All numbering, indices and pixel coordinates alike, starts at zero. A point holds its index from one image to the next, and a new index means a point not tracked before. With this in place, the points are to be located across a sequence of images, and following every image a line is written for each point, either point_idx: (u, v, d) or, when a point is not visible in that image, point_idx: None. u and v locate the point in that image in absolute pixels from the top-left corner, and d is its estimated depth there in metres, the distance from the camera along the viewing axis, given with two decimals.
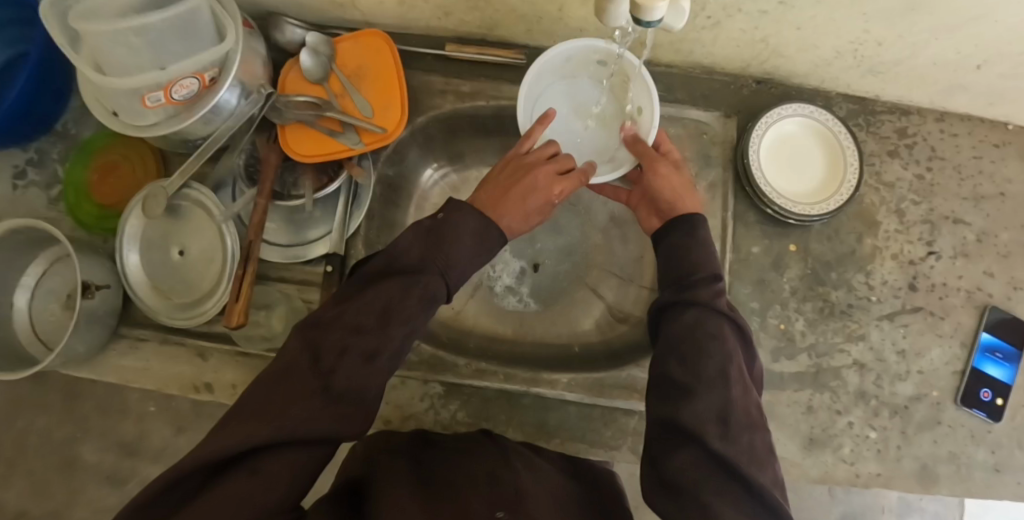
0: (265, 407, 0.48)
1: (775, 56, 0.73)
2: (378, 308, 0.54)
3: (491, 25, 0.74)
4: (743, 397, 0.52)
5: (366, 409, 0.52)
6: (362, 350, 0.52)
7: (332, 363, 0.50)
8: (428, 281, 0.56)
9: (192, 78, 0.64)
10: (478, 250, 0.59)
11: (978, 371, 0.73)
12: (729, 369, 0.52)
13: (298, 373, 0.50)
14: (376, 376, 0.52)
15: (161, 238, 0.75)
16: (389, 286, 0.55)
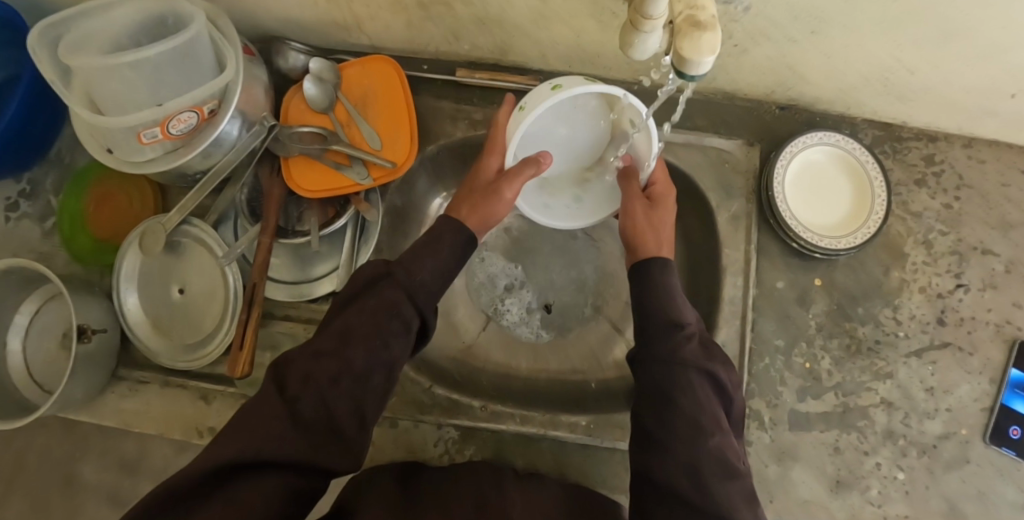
0: (229, 435, 0.48)
1: (802, 82, 0.70)
2: (340, 329, 0.55)
3: (504, 50, 0.71)
4: (726, 445, 0.51)
5: (338, 433, 0.51)
6: (325, 370, 0.52)
7: (296, 386, 0.51)
8: (386, 293, 0.57)
9: (190, 112, 0.60)
10: (439, 254, 0.61)
11: (1007, 408, 0.70)
12: (701, 422, 0.51)
13: (262, 400, 0.51)
14: (345, 397, 0.52)
15: (160, 274, 0.71)
16: (350, 308, 0.56)
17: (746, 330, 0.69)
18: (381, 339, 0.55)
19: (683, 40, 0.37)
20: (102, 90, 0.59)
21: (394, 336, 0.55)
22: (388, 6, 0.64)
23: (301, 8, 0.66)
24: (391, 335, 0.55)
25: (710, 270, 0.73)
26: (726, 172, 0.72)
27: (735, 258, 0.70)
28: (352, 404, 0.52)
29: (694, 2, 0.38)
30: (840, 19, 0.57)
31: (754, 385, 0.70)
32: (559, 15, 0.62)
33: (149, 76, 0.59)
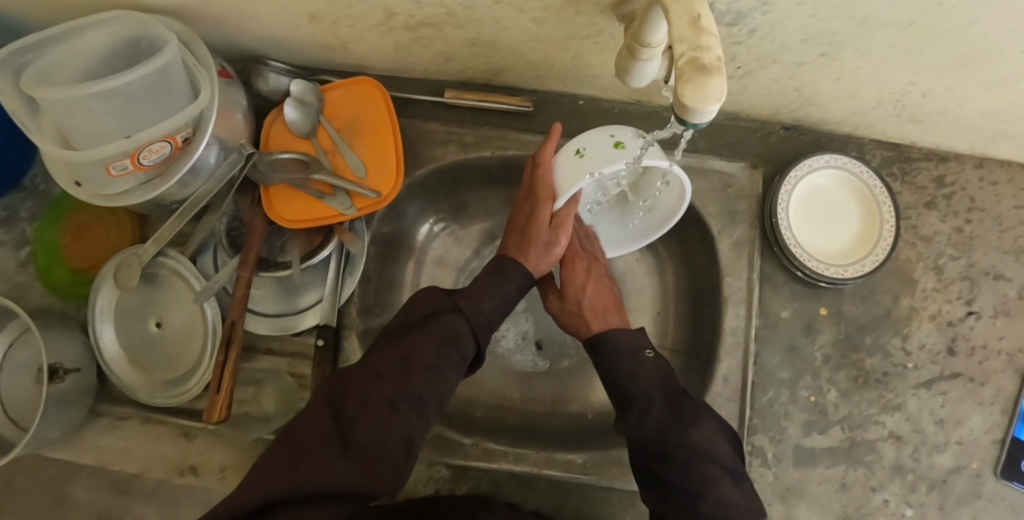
0: (283, 460, 0.45)
1: (809, 104, 0.67)
2: (400, 354, 0.52)
3: (496, 71, 0.68)
4: (726, 497, 0.51)
5: (392, 463, 0.48)
6: (384, 395, 0.49)
7: (354, 409, 0.48)
8: (451, 323, 0.54)
9: (163, 141, 0.57)
10: (499, 285, 0.58)
11: (1020, 440, 0.67)
12: (694, 491, 0.51)
13: (315, 424, 0.47)
14: (403, 426, 0.49)
15: (138, 309, 0.69)
16: (413, 334, 0.53)
17: (749, 363, 0.66)
18: (442, 370, 0.52)
19: (686, 86, 0.33)
20: (69, 122, 0.56)
21: (454, 370, 0.53)
22: (374, 27, 0.60)
23: (284, 29, 0.63)
24: (450, 366, 0.53)
25: (712, 299, 0.70)
26: (729, 197, 0.69)
27: (738, 287, 0.67)
28: (408, 434, 0.49)
29: (698, 42, 0.34)
30: (853, 43, 0.53)
31: (758, 419, 0.67)
32: (554, 37, 0.58)
33: (118, 105, 0.56)
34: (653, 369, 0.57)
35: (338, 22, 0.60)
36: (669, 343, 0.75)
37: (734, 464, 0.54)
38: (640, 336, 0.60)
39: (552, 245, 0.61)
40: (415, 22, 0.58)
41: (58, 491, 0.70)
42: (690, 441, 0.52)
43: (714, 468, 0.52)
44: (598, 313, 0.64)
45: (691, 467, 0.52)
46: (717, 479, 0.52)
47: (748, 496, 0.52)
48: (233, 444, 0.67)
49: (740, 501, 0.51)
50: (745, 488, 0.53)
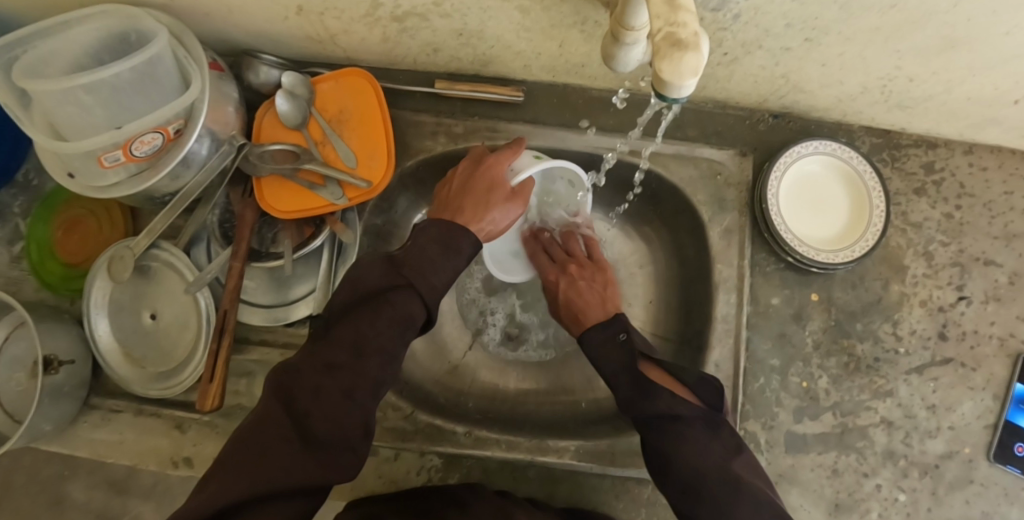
0: (242, 462, 0.45)
1: (796, 91, 0.67)
2: (351, 340, 0.52)
3: (484, 62, 0.68)
4: (701, 447, 0.54)
5: (352, 448, 0.50)
6: (339, 384, 0.50)
7: (308, 402, 0.49)
8: (400, 301, 0.54)
9: (154, 133, 0.57)
10: (447, 257, 0.58)
11: (1011, 425, 0.67)
12: (666, 441, 0.55)
13: (270, 422, 0.48)
14: (359, 412, 0.50)
15: (131, 301, 0.69)
16: (362, 317, 0.53)
17: (740, 350, 0.66)
18: (392, 349, 0.53)
19: (663, 62, 0.33)
20: (59, 115, 0.56)
21: (404, 344, 0.54)
22: (361, 18, 0.61)
23: (273, 22, 0.63)
24: (403, 344, 0.53)
25: (703, 287, 0.70)
26: (719, 185, 0.70)
27: (728, 274, 0.68)
28: (365, 418, 0.51)
29: (675, 18, 0.34)
30: (837, 28, 0.54)
31: (749, 406, 0.68)
32: (540, 26, 0.58)
33: (109, 97, 0.57)
34: (620, 350, 0.62)
35: (326, 13, 0.60)
36: (661, 331, 0.75)
37: (709, 414, 0.57)
38: (619, 321, 0.65)
39: (506, 213, 0.64)
40: (401, 13, 0.59)
41: (55, 484, 0.70)
42: (660, 408, 0.55)
43: (686, 427, 0.55)
44: (580, 310, 0.70)
45: (665, 429, 0.55)
46: (688, 436, 0.55)
47: (723, 442, 0.55)
48: (226, 435, 0.68)
49: (713, 451, 0.54)
50: (721, 435, 0.56)
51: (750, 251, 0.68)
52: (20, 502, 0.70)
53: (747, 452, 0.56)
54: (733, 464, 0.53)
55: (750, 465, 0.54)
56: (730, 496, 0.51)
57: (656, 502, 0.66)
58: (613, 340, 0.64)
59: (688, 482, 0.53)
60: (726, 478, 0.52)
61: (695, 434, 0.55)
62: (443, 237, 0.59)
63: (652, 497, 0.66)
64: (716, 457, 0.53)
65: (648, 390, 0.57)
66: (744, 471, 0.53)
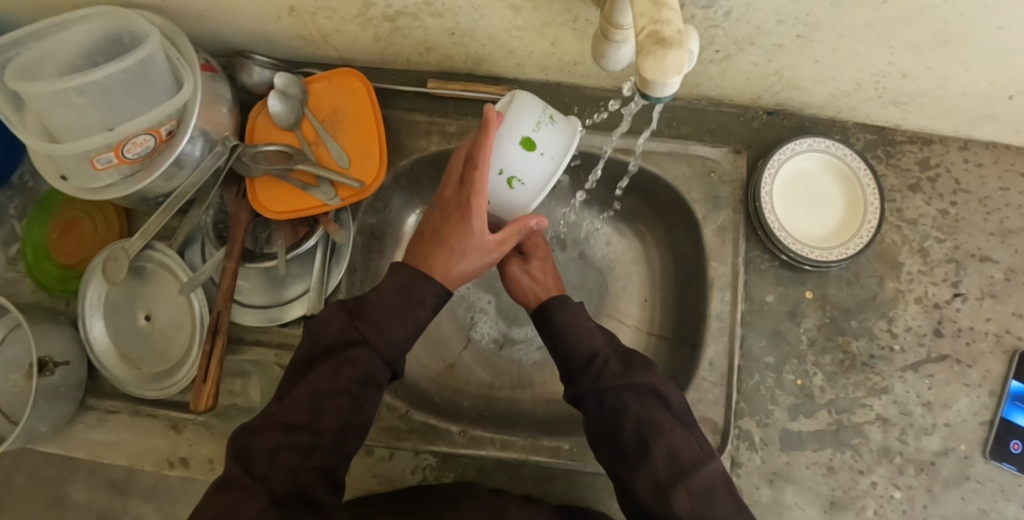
0: None
1: (790, 88, 0.67)
2: (309, 398, 0.53)
3: (477, 61, 0.68)
4: (678, 441, 0.54)
5: (317, 505, 0.51)
6: (297, 446, 0.51)
7: (266, 466, 0.50)
8: (360, 357, 0.54)
9: (146, 135, 0.57)
10: (409, 310, 0.56)
11: (1007, 421, 0.67)
12: (647, 435, 0.54)
13: (230, 486, 0.50)
14: (320, 470, 0.52)
15: (127, 302, 0.69)
16: (320, 374, 0.54)
17: (734, 348, 0.66)
18: (354, 404, 0.54)
19: (646, 60, 0.33)
20: (52, 117, 0.57)
21: (366, 400, 0.54)
22: (353, 18, 0.61)
23: (265, 22, 0.63)
24: (364, 399, 0.54)
25: (697, 285, 0.70)
26: (713, 183, 0.69)
27: (722, 272, 0.67)
28: (327, 474, 0.52)
29: (658, 16, 0.34)
30: (829, 24, 0.54)
31: (744, 403, 0.68)
32: (532, 24, 0.58)
33: (100, 99, 0.57)
34: (601, 335, 0.61)
35: (318, 13, 0.60)
36: (656, 329, 0.75)
37: (686, 416, 0.57)
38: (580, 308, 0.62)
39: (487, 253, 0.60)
40: (393, 12, 0.59)
41: (53, 485, 0.71)
42: (645, 388, 0.57)
43: (667, 421, 0.55)
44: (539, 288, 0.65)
45: (646, 415, 0.55)
46: (668, 425, 0.55)
47: (699, 442, 0.55)
48: (222, 435, 0.68)
49: (693, 447, 0.54)
50: (697, 436, 0.56)
51: (744, 248, 0.68)
52: (18, 503, 0.70)
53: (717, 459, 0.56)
54: (705, 465, 0.53)
55: (722, 473, 0.54)
56: (698, 494, 0.51)
57: None
58: (588, 325, 0.61)
59: (655, 473, 0.53)
60: (695, 477, 0.52)
61: (674, 429, 0.55)
62: (406, 283, 0.57)
63: None
64: (689, 454, 0.54)
65: (637, 368, 0.58)
66: (720, 475, 0.54)
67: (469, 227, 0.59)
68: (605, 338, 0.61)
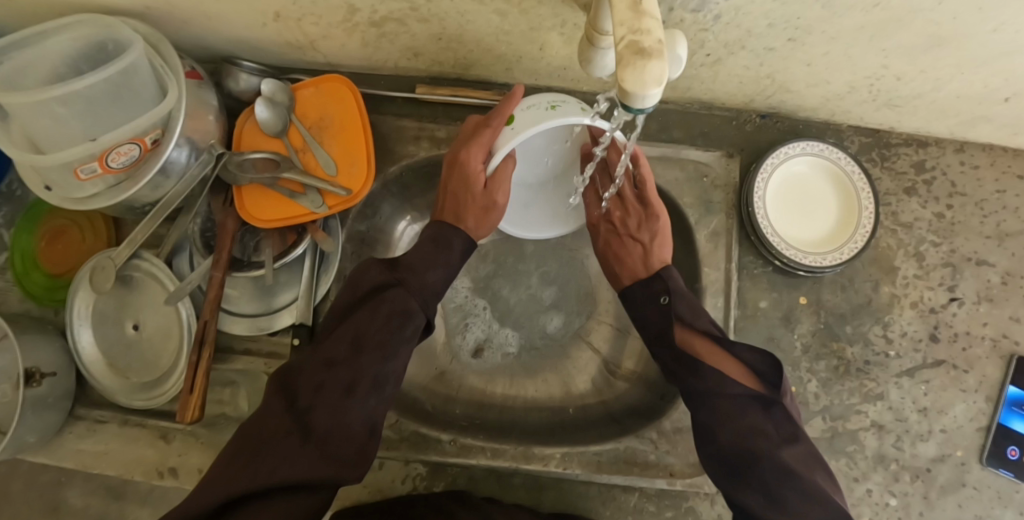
0: (244, 456, 0.46)
1: (784, 91, 0.66)
2: (350, 336, 0.52)
3: (466, 66, 0.67)
4: (754, 426, 0.52)
5: (358, 446, 0.49)
6: (338, 380, 0.50)
7: (308, 399, 0.49)
8: (396, 296, 0.54)
9: (131, 144, 0.57)
10: (438, 253, 0.59)
11: (1005, 427, 0.66)
12: (713, 424, 0.53)
13: (271, 418, 0.48)
14: (361, 409, 0.50)
15: (115, 312, 0.69)
16: (360, 313, 0.53)
17: None
18: (392, 344, 0.52)
19: (625, 70, 0.32)
20: (35, 126, 0.56)
21: (404, 341, 0.53)
22: (338, 24, 0.60)
23: (251, 29, 0.63)
24: (402, 340, 0.53)
25: (690, 291, 0.69)
26: (705, 188, 0.69)
27: (715, 278, 0.67)
28: (368, 415, 0.50)
29: (638, 25, 0.33)
30: (820, 27, 0.53)
31: None
32: (519, 29, 0.58)
33: (84, 108, 0.56)
34: (661, 314, 0.60)
35: (303, 19, 0.60)
36: None
37: (763, 392, 0.55)
38: (657, 282, 0.62)
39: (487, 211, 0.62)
40: (379, 18, 0.58)
41: (45, 494, 0.70)
42: (706, 380, 0.54)
43: (734, 404, 0.53)
44: (619, 268, 0.67)
45: (714, 404, 0.54)
46: (741, 408, 0.53)
47: (776, 425, 0.53)
48: (211, 445, 0.67)
49: (767, 430, 0.52)
50: (775, 417, 0.53)
51: (737, 254, 0.67)
52: (9, 514, 0.70)
53: (802, 438, 0.53)
54: (780, 449, 0.51)
55: (802, 454, 0.52)
56: (771, 482, 0.50)
57: (644, 510, 0.65)
58: (656, 302, 0.61)
59: (731, 455, 0.52)
60: (770, 461, 0.50)
61: (748, 410, 0.53)
62: (437, 234, 0.60)
63: (639, 504, 0.66)
64: (764, 440, 0.51)
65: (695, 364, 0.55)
66: (795, 459, 0.51)
67: (470, 181, 0.60)
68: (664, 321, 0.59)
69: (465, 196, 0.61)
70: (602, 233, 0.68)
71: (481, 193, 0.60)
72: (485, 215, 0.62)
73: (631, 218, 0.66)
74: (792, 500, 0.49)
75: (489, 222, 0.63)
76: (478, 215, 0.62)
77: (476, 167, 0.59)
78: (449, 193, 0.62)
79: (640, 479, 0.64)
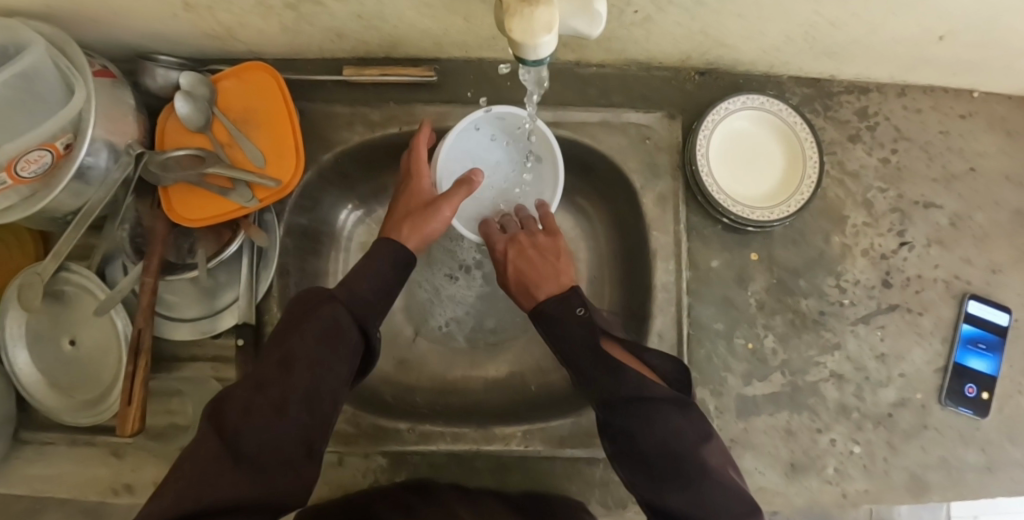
0: (174, 482, 0.45)
1: (718, 46, 0.65)
2: (280, 356, 0.51)
3: (392, 43, 0.65)
4: (675, 429, 0.53)
5: (293, 467, 0.48)
6: (268, 400, 0.49)
7: (237, 421, 0.48)
8: (327, 311, 0.53)
9: (41, 150, 0.54)
10: (375, 262, 0.57)
11: (961, 366, 0.68)
12: (634, 431, 0.53)
13: (199, 445, 0.47)
14: (296, 428, 0.49)
15: (51, 329, 0.66)
16: (290, 332, 0.52)
17: (682, 318, 0.65)
18: (324, 364, 0.51)
19: (514, 21, 0.31)
20: None
21: (339, 359, 0.52)
22: (251, 8, 0.57)
23: (160, 21, 0.59)
24: (334, 357, 0.51)
25: (642, 257, 0.68)
26: (649, 150, 0.67)
27: (665, 242, 0.66)
28: (305, 435, 0.50)
29: None
30: None
31: (697, 373, 0.66)
32: (438, 1, 0.55)
33: None
34: (582, 327, 0.59)
35: (213, 7, 0.57)
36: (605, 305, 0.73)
37: (677, 394, 0.55)
38: (573, 296, 0.61)
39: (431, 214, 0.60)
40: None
41: None
42: (625, 387, 0.54)
43: (651, 406, 0.54)
44: (533, 284, 0.64)
45: (634, 407, 0.54)
46: (659, 412, 0.54)
47: (694, 425, 0.54)
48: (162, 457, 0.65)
49: (682, 428, 0.53)
50: (692, 416, 0.55)
51: (685, 215, 0.66)
52: None
53: (715, 435, 0.55)
54: (699, 451, 0.52)
55: (717, 451, 0.54)
56: (685, 484, 0.51)
57: (610, 481, 0.64)
58: (573, 315, 0.60)
59: (651, 465, 0.53)
60: (686, 459, 0.52)
61: (667, 412, 0.54)
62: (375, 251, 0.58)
63: (605, 476, 0.65)
64: (677, 443, 0.52)
65: (611, 371, 0.55)
66: (711, 456, 0.53)
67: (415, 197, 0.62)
68: (585, 334, 0.58)
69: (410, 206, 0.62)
70: (512, 257, 0.65)
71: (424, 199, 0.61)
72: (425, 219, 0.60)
73: (540, 243, 0.65)
74: (720, 501, 0.50)
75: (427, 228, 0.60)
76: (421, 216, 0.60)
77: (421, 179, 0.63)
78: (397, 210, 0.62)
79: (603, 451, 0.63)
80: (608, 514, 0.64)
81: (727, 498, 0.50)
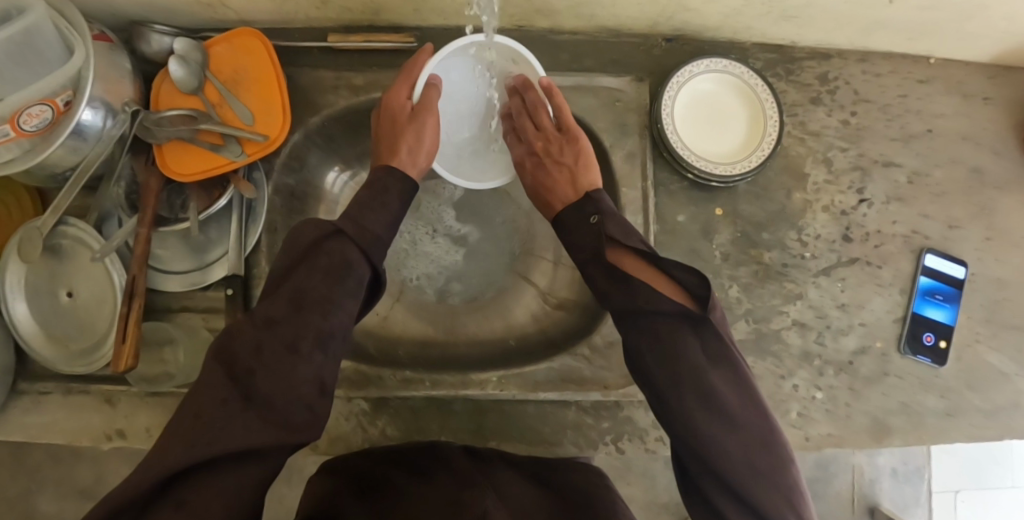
0: (185, 425, 0.44)
1: (682, 11, 0.68)
2: (289, 295, 0.50)
3: (374, 11, 0.69)
4: (679, 352, 0.50)
5: (307, 406, 0.48)
6: (280, 340, 0.48)
7: (250, 362, 0.47)
8: (334, 249, 0.53)
9: (42, 105, 0.57)
10: (382, 201, 0.59)
11: (919, 316, 0.70)
12: (644, 355, 0.51)
13: (208, 386, 0.45)
14: (309, 366, 0.48)
15: (48, 282, 0.69)
16: (297, 271, 0.52)
17: None
18: (333, 299, 0.51)
19: None
20: None
21: (350, 296, 0.52)
22: None
23: None
24: (344, 293, 0.52)
25: None
26: (618, 111, 0.71)
27: (634, 197, 0.69)
28: (317, 372, 0.49)
29: None
30: None
31: None
32: None
33: None
34: (592, 233, 0.58)
35: None
36: None
37: (694, 315, 0.51)
38: (589, 204, 0.60)
39: (419, 135, 0.62)
40: None
41: None
42: (632, 306, 0.52)
43: (661, 327, 0.51)
44: (549, 194, 0.65)
45: (643, 326, 0.52)
46: (670, 334, 0.51)
47: (708, 350, 0.50)
48: (155, 402, 0.69)
49: (695, 353, 0.49)
50: (706, 338, 0.50)
51: (653, 172, 0.70)
52: None
53: (733, 358, 0.50)
54: (709, 378, 0.48)
55: (738, 375, 0.49)
56: (703, 412, 0.48)
57: (581, 423, 0.68)
58: (587, 223, 0.59)
59: (664, 392, 0.50)
60: (699, 387, 0.48)
61: (678, 335, 0.50)
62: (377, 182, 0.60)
63: (576, 418, 0.68)
64: (694, 367, 0.49)
65: (620, 282, 0.54)
66: (728, 384, 0.49)
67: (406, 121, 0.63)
68: (597, 244, 0.57)
69: (397, 130, 0.63)
70: (529, 168, 0.67)
71: (411, 119, 0.63)
72: (416, 142, 0.62)
73: (553, 147, 0.66)
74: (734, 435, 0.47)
75: (421, 156, 0.63)
76: (411, 140, 0.62)
77: (401, 98, 0.64)
78: (381, 137, 0.64)
79: (574, 394, 0.66)
80: (579, 454, 0.67)
81: (740, 430, 0.47)
